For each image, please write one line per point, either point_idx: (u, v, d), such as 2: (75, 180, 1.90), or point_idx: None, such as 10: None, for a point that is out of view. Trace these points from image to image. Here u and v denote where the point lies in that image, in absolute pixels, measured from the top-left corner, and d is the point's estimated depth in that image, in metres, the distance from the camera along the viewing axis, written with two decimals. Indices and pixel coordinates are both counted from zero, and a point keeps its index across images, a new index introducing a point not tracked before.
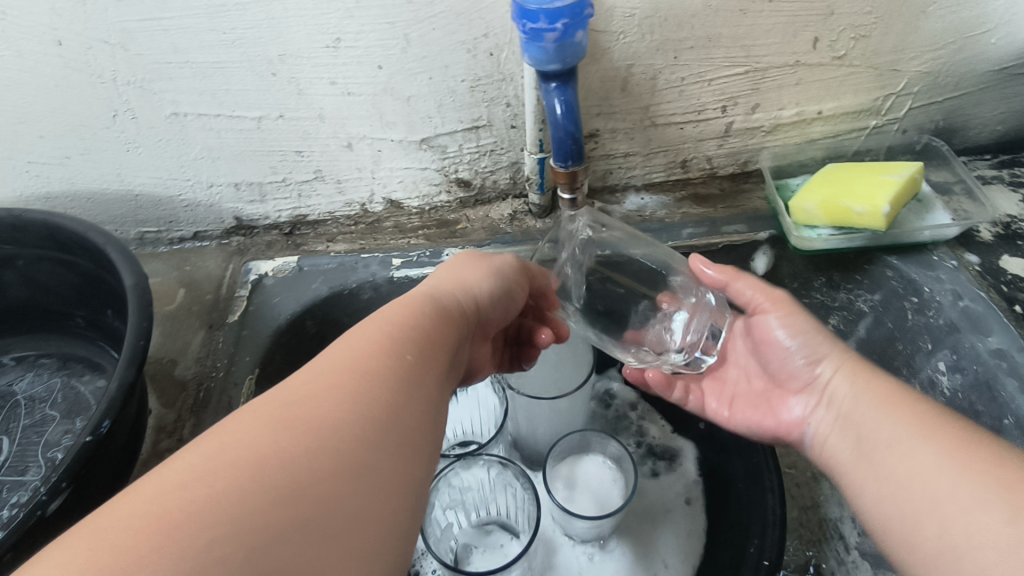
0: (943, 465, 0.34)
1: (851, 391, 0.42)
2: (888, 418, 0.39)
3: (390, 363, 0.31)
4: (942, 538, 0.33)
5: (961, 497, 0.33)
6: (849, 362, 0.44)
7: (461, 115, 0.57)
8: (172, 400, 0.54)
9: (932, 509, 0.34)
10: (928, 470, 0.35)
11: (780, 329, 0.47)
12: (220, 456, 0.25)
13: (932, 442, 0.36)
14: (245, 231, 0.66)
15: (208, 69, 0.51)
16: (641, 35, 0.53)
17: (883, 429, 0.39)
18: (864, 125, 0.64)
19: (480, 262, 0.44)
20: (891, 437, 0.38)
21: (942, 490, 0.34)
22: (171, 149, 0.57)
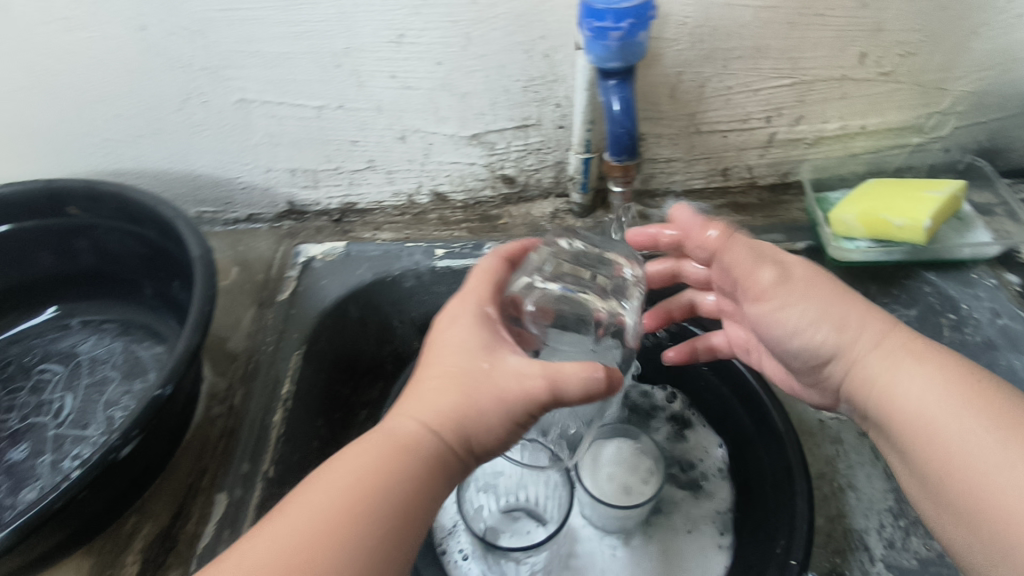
0: (953, 419, 0.38)
1: (864, 346, 0.43)
2: (891, 353, 0.42)
3: (407, 462, 0.37)
4: (958, 467, 0.37)
5: (976, 432, 0.37)
6: (804, 299, 0.44)
7: (512, 113, 0.60)
8: (224, 370, 0.57)
9: (950, 448, 0.38)
10: (943, 415, 0.39)
11: (782, 313, 0.45)
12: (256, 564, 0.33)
13: (945, 385, 0.40)
14: (296, 216, 0.69)
15: (278, 58, 0.54)
16: (692, 44, 0.54)
17: (877, 354, 0.43)
18: (907, 142, 0.64)
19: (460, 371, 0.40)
20: (899, 370, 0.41)
21: (954, 421, 0.38)
22: (236, 132, 0.60)
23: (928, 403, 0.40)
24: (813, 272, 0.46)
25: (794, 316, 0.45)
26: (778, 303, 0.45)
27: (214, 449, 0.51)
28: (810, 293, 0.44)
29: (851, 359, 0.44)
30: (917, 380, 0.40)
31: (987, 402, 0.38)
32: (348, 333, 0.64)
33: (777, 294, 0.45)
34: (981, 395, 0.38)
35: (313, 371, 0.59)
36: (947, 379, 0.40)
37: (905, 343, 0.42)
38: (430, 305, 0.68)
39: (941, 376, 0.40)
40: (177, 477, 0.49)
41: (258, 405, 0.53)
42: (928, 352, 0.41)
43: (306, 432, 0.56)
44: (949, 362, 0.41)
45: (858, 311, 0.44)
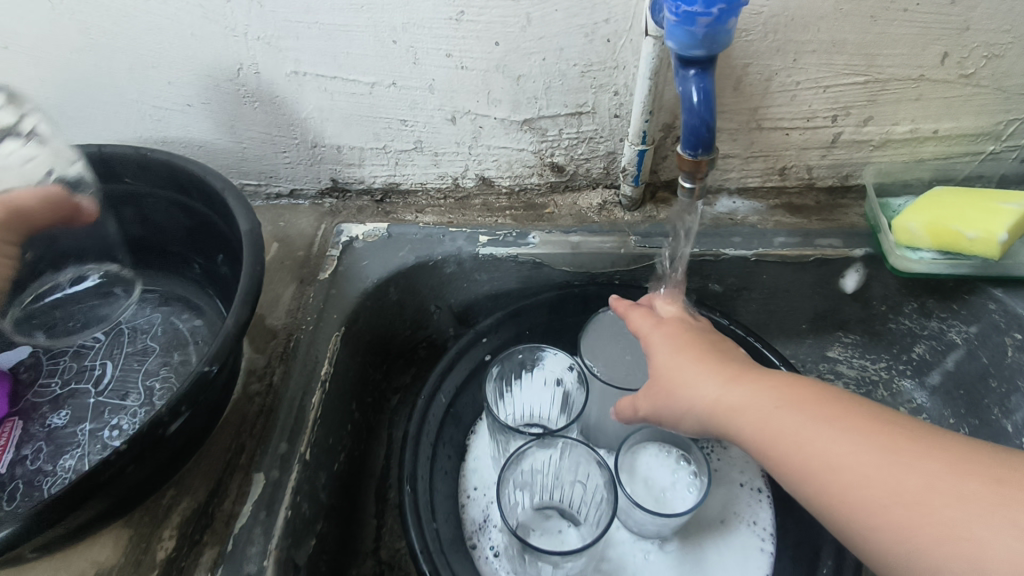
0: (856, 456, 0.37)
1: (716, 389, 0.44)
2: (742, 396, 0.42)
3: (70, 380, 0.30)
4: (841, 492, 0.36)
5: (845, 455, 0.37)
6: (682, 363, 0.46)
7: (568, 99, 0.58)
8: (263, 347, 0.56)
9: (818, 474, 0.38)
10: (789, 435, 0.39)
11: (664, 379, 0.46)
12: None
13: (803, 415, 0.40)
14: (339, 194, 0.68)
15: (333, 31, 0.53)
16: (763, 34, 0.52)
17: (736, 400, 0.43)
18: (979, 150, 0.61)
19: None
20: (737, 403, 0.42)
21: (813, 447, 0.38)
22: (285, 105, 0.59)
23: (833, 445, 0.38)
24: (680, 342, 0.48)
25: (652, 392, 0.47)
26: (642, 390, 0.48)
27: (252, 427, 0.50)
28: (684, 359, 0.46)
29: (709, 410, 0.43)
30: (772, 411, 0.41)
31: (858, 423, 0.38)
32: (386, 315, 0.63)
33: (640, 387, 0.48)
34: (854, 421, 0.38)
35: (349, 354, 0.58)
36: (787, 410, 0.40)
37: (779, 391, 0.42)
38: (468, 292, 0.67)
39: (804, 414, 0.40)
40: (215, 452, 0.49)
41: (297, 386, 0.52)
42: (818, 398, 0.41)
43: (340, 416, 0.55)
44: (808, 396, 0.41)
45: (728, 370, 0.45)
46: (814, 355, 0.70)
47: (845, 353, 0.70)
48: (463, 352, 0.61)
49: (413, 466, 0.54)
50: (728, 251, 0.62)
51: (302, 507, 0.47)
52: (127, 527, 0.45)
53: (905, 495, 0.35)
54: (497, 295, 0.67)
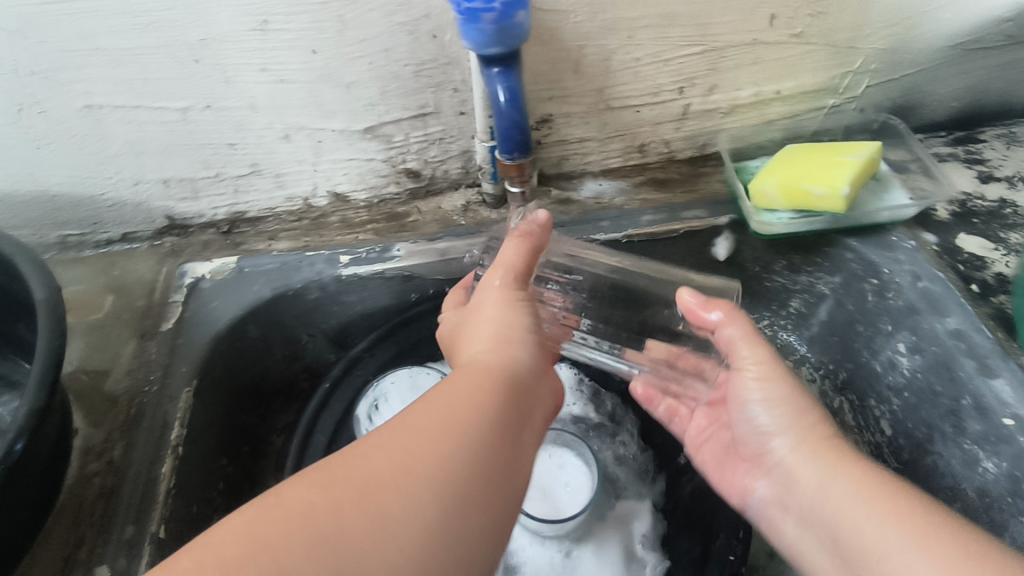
0: (894, 541, 0.36)
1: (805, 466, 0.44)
2: (826, 480, 0.42)
3: (477, 413, 0.35)
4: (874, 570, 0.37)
5: (899, 550, 0.36)
6: (782, 393, 0.47)
7: (406, 102, 0.54)
8: (101, 418, 0.50)
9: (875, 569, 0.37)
10: (842, 503, 0.40)
11: (753, 386, 0.48)
12: (287, 503, 0.30)
13: (870, 504, 0.39)
14: (179, 231, 0.62)
15: (122, 56, 0.47)
16: (592, 14, 0.50)
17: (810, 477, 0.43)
18: (822, 105, 0.63)
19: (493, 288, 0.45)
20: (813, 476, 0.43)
21: (870, 533, 0.38)
22: (89, 144, 0.52)
23: (874, 531, 0.38)
24: (776, 381, 0.47)
25: (760, 413, 0.48)
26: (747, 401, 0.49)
27: (92, 513, 0.45)
28: (784, 398, 0.47)
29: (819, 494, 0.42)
30: (845, 491, 0.41)
31: (925, 523, 0.36)
32: (250, 356, 0.58)
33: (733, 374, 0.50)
34: (909, 514, 0.37)
35: (208, 408, 0.53)
36: (853, 491, 0.40)
37: (832, 459, 0.43)
38: (339, 316, 0.62)
39: (869, 491, 0.40)
40: (50, 550, 0.44)
41: (142, 457, 0.47)
42: (857, 465, 0.42)
43: (205, 477, 0.51)
44: (888, 490, 0.39)
45: (818, 433, 0.45)
46: None
47: None
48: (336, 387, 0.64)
49: None
50: (598, 237, 0.60)
51: None
52: None
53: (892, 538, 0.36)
54: (373, 314, 0.63)
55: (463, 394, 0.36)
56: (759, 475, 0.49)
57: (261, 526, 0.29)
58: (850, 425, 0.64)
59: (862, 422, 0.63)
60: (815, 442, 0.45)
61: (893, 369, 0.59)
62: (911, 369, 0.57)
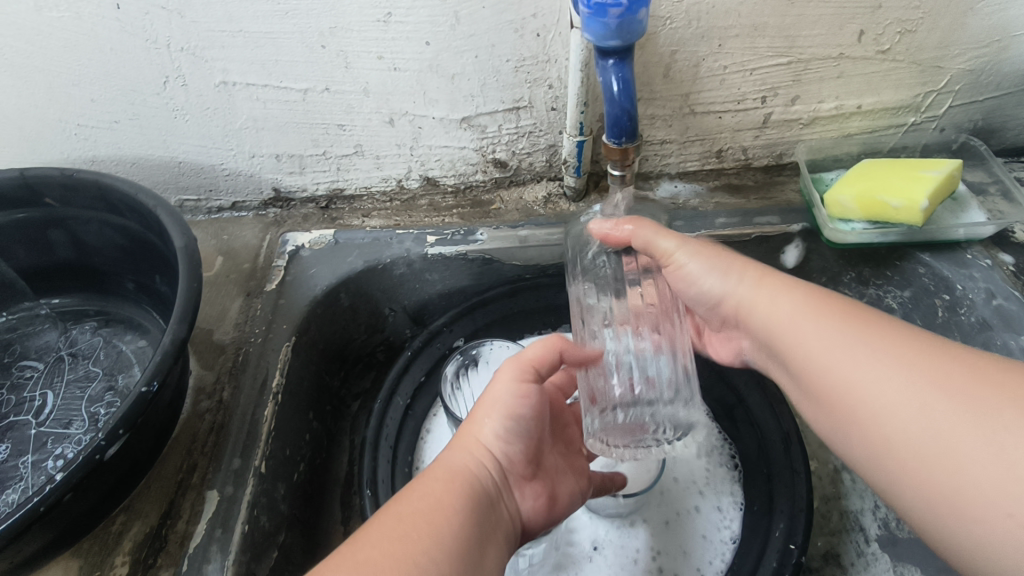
0: (864, 359, 0.38)
1: (746, 287, 0.47)
2: (784, 311, 0.44)
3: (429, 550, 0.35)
4: (840, 394, 0.38)
5: (910, 419, 0.34)
6: (713, 255, 0.49)
7: (503, 95, 0.58)
8: (211, 363, 0.55)
9: (846, 392, 0.38)
10: (800, 326, 0.42)
11: (691, 266, 0.49)
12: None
13: (837, 325, 0.40)
14: (282, 203, 0.67)
15: (260, 39, 0.52)
16: (687, 22, 0.53)
17: (747, 293, 0.47)
18: (902, 122, 0.64)
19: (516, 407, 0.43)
20: (750, 297, 0.47)
21: (878, 395, 0.36)
22: (218, 117, 0.58)
23: (842, 354, 0.39)
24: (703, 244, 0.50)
25: (693, 269, 0.49)
26: (682, 258, 0.50)
27: (203, 444, 0.50)
28: (712, 250, 0.49)
29: (767, 328, 0.45)
30: (800, 317, 0.42)
31: (953, 400, 0.34)
32: (338, 322, 0.62)
33: (680, 253, 0.49)
34: (923, 376, 0.35)
35: (302, 363, 0.57)
36: (823, 319, 0.41)
37: (790, 283, 0.45)
38: (421, 293, 0.66)
39: (826, 319, 0.41)
40: (165, 474, 0.49)
41: (248, 400, 0.52)
42: (803, 286, 0.45)
43: (297, 426, 0.55)
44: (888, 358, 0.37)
45: (757, 267, 0.48)
46: None
47: None
48: (418, 353, 0.64)
49: (373, 471, 0.57)
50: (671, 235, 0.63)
51: (260, 519, 0.47)
52: (76, 557, 0.45)
53: (881, 351, 0.37)
54: (451, 293, 0.67)
55: (418, 529, 0.36)
56: (739, 337, 0.51)
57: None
58: None
59: None
60: (766, 274, 0.47)
61: None
62: None
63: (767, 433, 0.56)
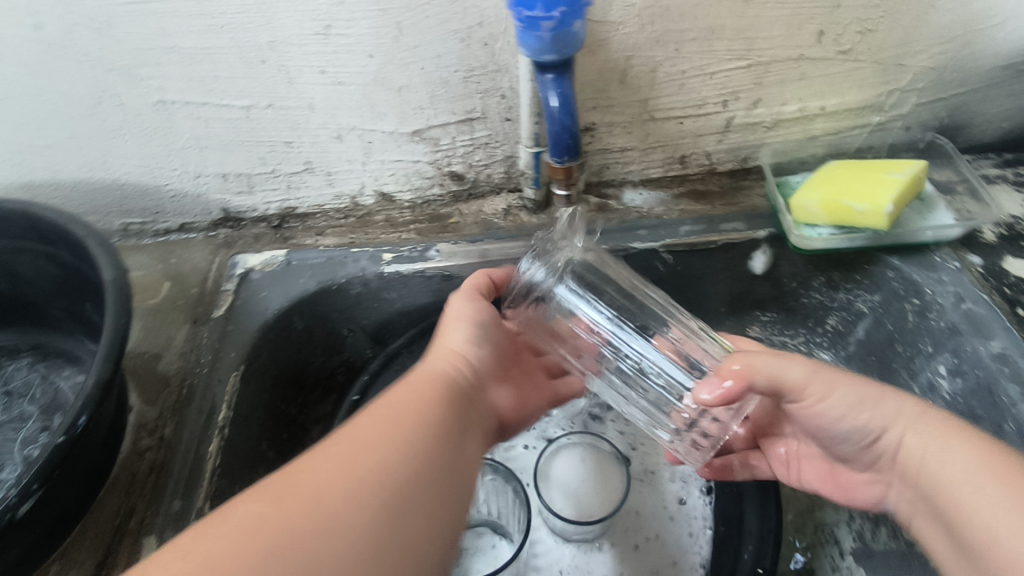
0: (1009, 516, 0.33)
1: (890, 427, 0.40)
2: (929, 456, 0.38)
3: (415, 424, 0.36)
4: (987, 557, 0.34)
5: None
6: (845, 378, 0.42)
7: (454, 106, 0.56)
8: (154, 397, 0.53)
9: (992, 558, 0.34)
10: (947, 474, 0.37)
11: (823, 408, 0.43)
12: (237, 523, 0.29)
13: (983, 476, 0.35)
14: (232, 223, 0.65)
15: (193, 55, 0.50)
16: (640, 26, 0.51)
17: (906, 440, 0.40)
18: (867, 122, 0.62)
19: (443, 321, 0.47)
20: (919, 448, 0.39)
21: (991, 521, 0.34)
22: (156, 137, 0.55)
23: (988, 519, 0.34)
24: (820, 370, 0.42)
25: (829, 408, 0.42)
26: (818, 394, 0.42)
27: (143, 486, 0.48)
28: (843, 377, 0.42)
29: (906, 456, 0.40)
30: (951, 471, 0.37)
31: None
32: (292, 347, 0.60)
33: (814, 385, 0.42)
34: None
35: (253, 393, 0.55)
36: (967, 467, 0.36)
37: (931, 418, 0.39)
38: (379, 312, 0.64)
39: (980, 466, 0.36)
40: (103, 518, 0.46)
41: (191, 436, 0.49)
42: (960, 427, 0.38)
43: (248, 460, 0.53)
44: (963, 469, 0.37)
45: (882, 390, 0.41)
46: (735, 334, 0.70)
47: (765, 331, 0.69)
48: (379, 375, 0.65)
49: None
50: (635, 245, 0.62)
51: None
52: None
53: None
54: (411, 311, 0.65)
55: (407, 405, 0.37)
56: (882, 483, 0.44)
57: (211, 542, 0.28)
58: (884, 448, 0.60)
59: None
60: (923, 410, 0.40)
61: (931, 391, 0.57)
62: (951, 393, 0.56)
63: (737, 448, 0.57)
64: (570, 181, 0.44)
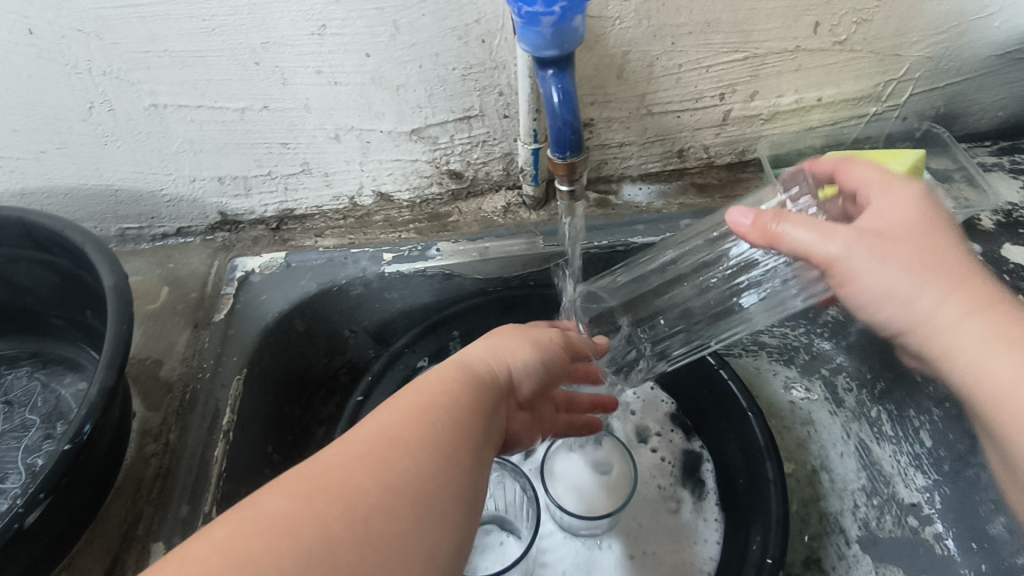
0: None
1: (933, 300, 0.37)
2: (958, 308, 0.37)
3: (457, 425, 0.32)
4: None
5: None
6: (907, 253, 0.37)
7: (452, 105, 0.55)
8: (157, 403, 0.53)
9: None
10: (983, 365, 0.36)
11: (870, 274, 0.37)
12: (263, 522, 0.25)
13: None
14: (230, 226, 0.64)
15: (187, 58, 0.49)
16: (637, 21, 0.51)
17: (937, 311, 0.37)
18: (864, 113, 0.62)
19: (526, 333, 0.44)
20: (955, 319, 0.37)
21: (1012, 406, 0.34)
22: (151, 141, 0.55)
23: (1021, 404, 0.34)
24: (875, 239, 0.38)
25: (875, 282, 0.38)
26: (861, 263, 0.37)
27: (149, 492, 0.48)
28: (905, 249, 0.37)
29: (918, 326, 0.38)
30: (983, 347, 0.36)
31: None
32: (295, 349, 0.60)
33: (855, 255, 0.37)
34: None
35: (257, 396, 0.54)
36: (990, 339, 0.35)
37: (983, 304, 0.36)
38: (381, 313, 0.64)
39: None
40: (109, 525, 0.46)
41: (195, 441, 0.49)
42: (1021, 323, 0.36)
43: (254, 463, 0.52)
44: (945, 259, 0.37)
45: (959, 271, 0.37)
46: None
47: None
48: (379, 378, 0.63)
49: None
50: (636, 239, 0.61)
51: None
52: None
53: None
54: (412, 311, 0.65)
55: (450, 402, 0.33)
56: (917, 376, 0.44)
57: (240, 544, 0.24)
58: (888, 436, 0.59)
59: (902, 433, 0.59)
60: (983, 300, 0.37)
61: None
62: None
63: (747, 443, 0.54)
64: (573, 177, 0.44)
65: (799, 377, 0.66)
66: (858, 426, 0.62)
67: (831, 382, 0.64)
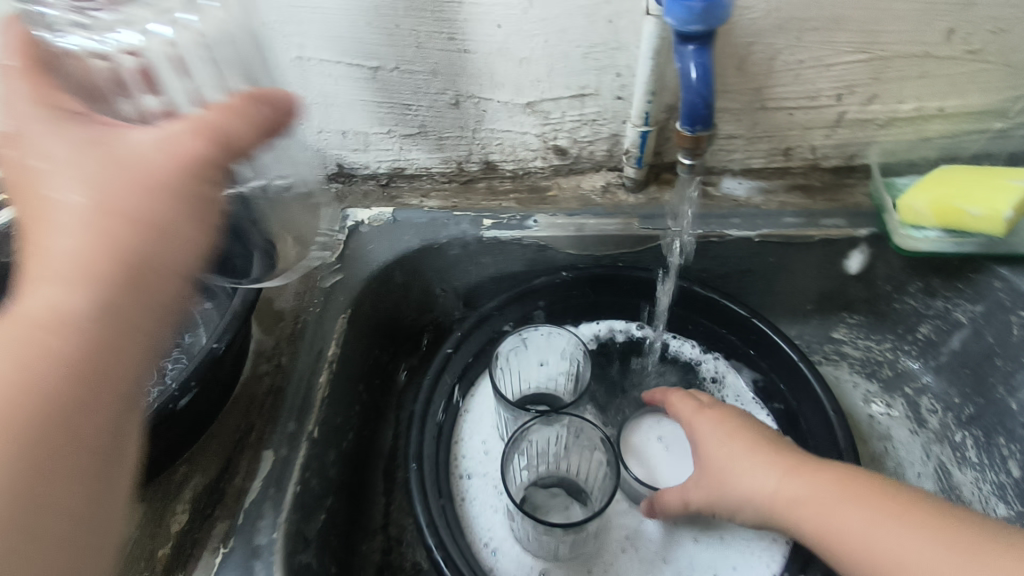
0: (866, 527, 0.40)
1: (779, 479, 0.46)
2: (800, 488, 0.45)
3: (111, 319, 0.31)
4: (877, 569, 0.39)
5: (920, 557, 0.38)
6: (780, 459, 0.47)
7: (569, 81, 0.58)
8: (272, 328, 0.58)
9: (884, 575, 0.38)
10: (825, 500, 0.43)
11: (756, 470, 0.47)
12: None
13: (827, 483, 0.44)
14: (345, 178, 0.69)
15: (336, 16, 0.53)
16: (766, 12, 0.52)
17: (802, 490, 0.44)
18: (986, 127, 0.61)
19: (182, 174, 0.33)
20: (798, 495, 0.44)
21: (886, 542, 0.39)
22: (290, 91, 0.60)
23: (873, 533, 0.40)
24: (809, 486, 0.44)
25: (762, 476, 0.47)
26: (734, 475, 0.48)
27: (260, 405, 0.52)
28: (771, 451, 0.48)
29: (772, 500, 0.46)
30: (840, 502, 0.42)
31: (937, 523, 0.39)
32: (393, 298, 0.64)
33: (730, 464, 0.48)
34: (935, 525, 0.39)
35: (356, 335, 0.59)
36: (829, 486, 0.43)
37: (798, 469, 0.46)
38: (473, 276, 0.67)
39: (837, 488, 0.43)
40: (224, 431, 0.51)
41: (305, 366, 0.53)
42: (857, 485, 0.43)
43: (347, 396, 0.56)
44: (828, 477, 0.44)
45: (802, 461, 0.46)
46: (820, 336, 0.70)
47: (850, 335, 0.68)
48: (469, 334, 0.61)
49: (418, 445, 0.55)
50: (731, 232, 0.62)
51: (311, 482, 0.49)
52: None
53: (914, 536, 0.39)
54: (503, 277, 0.67)
55: (149, 261, 0.33)
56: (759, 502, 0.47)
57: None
58: (971, 462, 0.61)
59: (986, 461, 0.60)
60: (796, 467, 0.46)
61: None
62: None
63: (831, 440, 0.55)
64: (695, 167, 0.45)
65: (880, 393, 0.67)
66: (939, 448, 0.63)
67: (914, 402, 0.65)
